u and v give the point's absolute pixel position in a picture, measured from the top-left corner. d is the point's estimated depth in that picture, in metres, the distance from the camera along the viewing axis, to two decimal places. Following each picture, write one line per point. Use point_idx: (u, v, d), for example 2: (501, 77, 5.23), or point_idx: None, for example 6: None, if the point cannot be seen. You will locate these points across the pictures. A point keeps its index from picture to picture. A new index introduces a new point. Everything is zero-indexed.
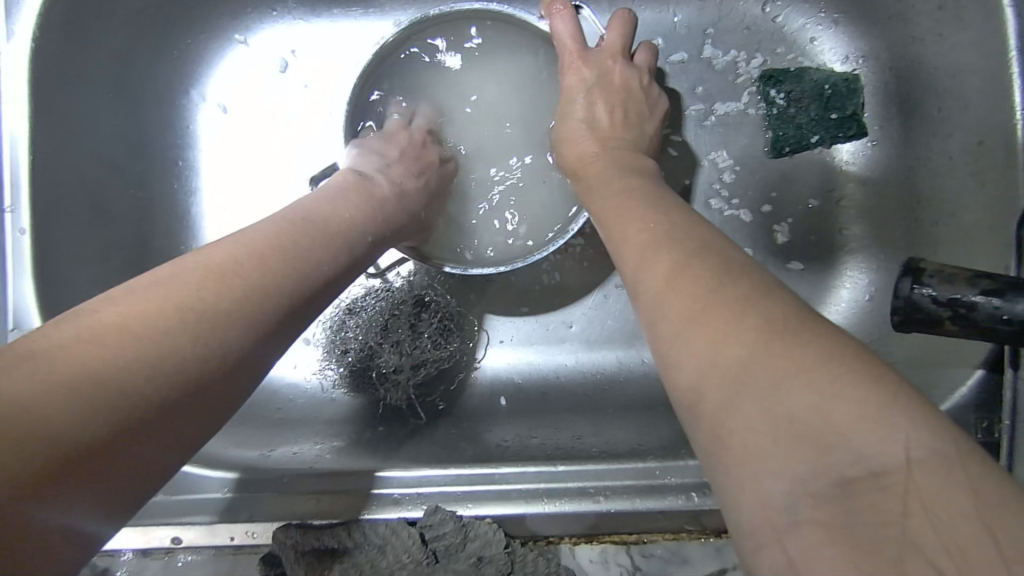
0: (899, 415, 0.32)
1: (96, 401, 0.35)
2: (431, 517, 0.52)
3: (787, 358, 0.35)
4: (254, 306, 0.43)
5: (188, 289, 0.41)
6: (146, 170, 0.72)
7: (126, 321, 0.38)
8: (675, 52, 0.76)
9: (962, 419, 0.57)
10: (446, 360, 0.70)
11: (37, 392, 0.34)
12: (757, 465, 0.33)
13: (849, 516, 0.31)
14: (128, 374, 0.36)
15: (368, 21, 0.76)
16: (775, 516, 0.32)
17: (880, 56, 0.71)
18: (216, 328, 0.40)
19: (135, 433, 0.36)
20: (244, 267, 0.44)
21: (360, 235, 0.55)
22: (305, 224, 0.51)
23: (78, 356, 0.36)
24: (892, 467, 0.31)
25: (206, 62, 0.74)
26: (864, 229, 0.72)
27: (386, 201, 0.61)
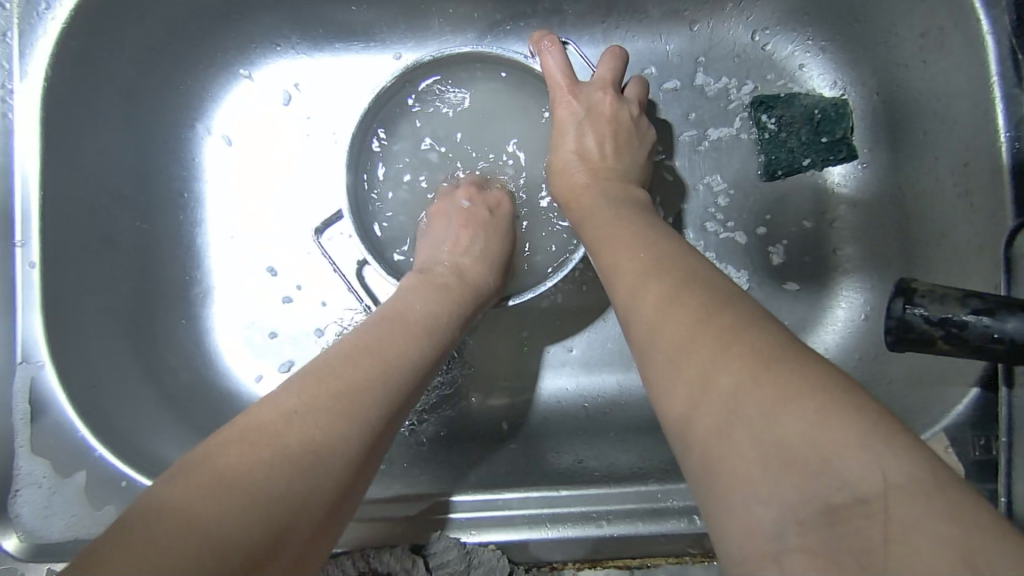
0: (880, 441, 0.33)
1: (237, 523, 0.34)
2: (436, 544, 0.52)
3: (767, 383, 0.36)
4: (360, 410, 0.42)
5: (301, 404, 0.41)
6: (152, 201, 0.73)
7: (252, 445, 0.38)
8: (667, 80, 0.78)
9: (958, 438, 0.57)
10: (447, 385, 0.71)
11: (184, 531, 0.33)
12: (746, 491, 0.34)
13: (836, 542, 0.31)
14: (261, 497, 0.36)
15: (369, 55, 0.78)
16: (764, 544, 0.33)
17: (868, 81, 0.73)
18: (332, 437, 0.40)
19: (274, 554, 0.35)
20: (343, 371, 0.44)
21: (437, 322, 0.55)
22: (391, 322, 0.51)
23: (210, 489, 0.35)
24: (876, 494, 0.32)
25: (212, 96, 0.76)
26: (857, 250, 0.73)
27: (453, 281, 0.62)
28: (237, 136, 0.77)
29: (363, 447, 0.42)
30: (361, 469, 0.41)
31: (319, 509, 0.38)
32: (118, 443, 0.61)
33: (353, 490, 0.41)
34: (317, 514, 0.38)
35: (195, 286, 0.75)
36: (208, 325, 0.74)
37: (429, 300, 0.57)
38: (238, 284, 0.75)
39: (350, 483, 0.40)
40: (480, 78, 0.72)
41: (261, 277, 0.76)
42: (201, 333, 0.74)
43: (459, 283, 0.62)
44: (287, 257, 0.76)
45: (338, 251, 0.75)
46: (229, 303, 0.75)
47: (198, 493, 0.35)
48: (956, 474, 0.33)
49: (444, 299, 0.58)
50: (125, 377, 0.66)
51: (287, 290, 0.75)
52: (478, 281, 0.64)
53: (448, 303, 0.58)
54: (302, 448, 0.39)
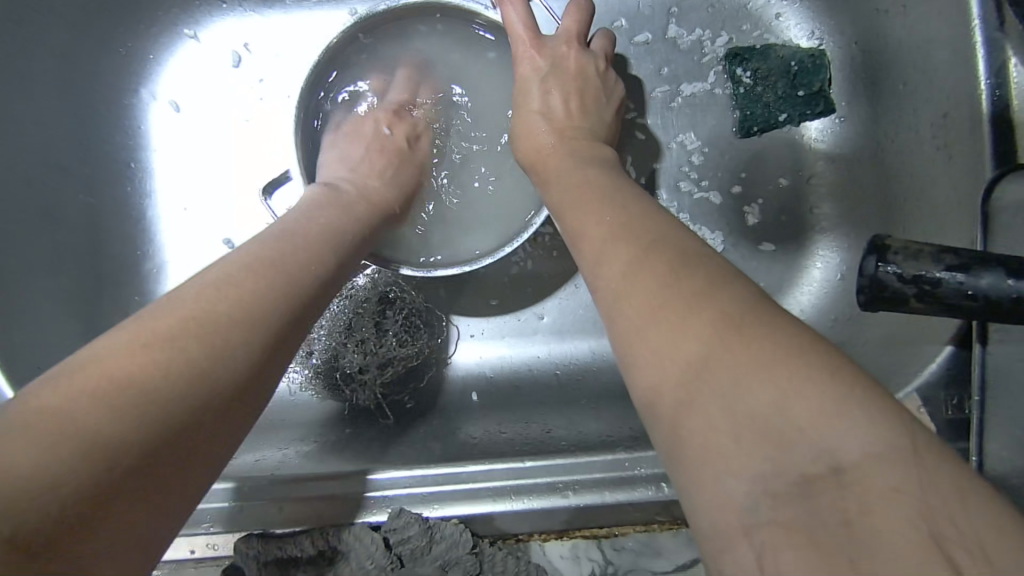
0: (859, 409, 0.31)
1: (125, 426, 0.33)
2: (396, 520, 0.50)
3: (736, 351, 0.34)
4: (247, 325, 0.40)
5: (176, 318, 0.38)
6: (97, 172, 0.70)
7: (115, 360, 0.35)
8: (639, 33, 0.74)
9: (930, 397, 0.57)
10: (414, 356, 0.68)
11: (32, 454, 0.31)
12: (717, 464, 0.32)
13: (811, 514, 0.29)
14: (127, 416, 0.33)
15: (322, 11, 0.73)
16: (736, 518, 0.31)
17: (846, 30, 0.69)
18: (211, 352, 0.38)
19: (144, 472, 0.33)
20: (229, 287, 0.42)
21: (347, 238, 0.54)
22: (296, 233, 0.50)
23: (65, 405, 0.33)
24: (853, 463, 0.30)
25: (155, 59, 0.72)
26: (836, 208, 0.71)
27: (361, 204, 0.60)
28: (185, 101, 0.73)
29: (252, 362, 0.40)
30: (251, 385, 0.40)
31: (201, 425, 0.36)
32: None
33: (242, 404, 0.39)
34: (199, 431, 0.36)
35: (147, 261, 0.71)
36: (165, 297, 0.71)
37: (341, 216, 0.56)
38: (193, 256, 0.72)
39: (249, 392, 0.39)
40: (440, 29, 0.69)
41: (217, 250, 0.72)
42: None
43: (369, 209, 0.61)
44: (245, 229, 0.73)
45: None
46: (184, 276, 0.72)
47: (48, 413, 0.32)
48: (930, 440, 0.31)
49: (354, 214, 0.58)
50: None
51: None
52: (387, 206, 0.63)
53: (356, 217, 0.58)
54: (177, 361, 0.36)
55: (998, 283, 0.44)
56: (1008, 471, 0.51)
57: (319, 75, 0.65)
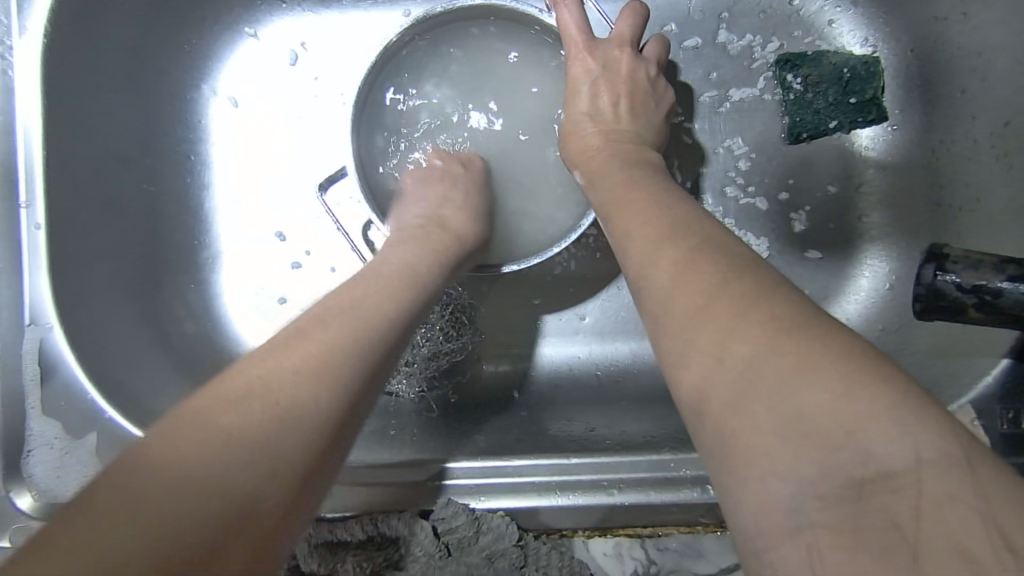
0: (909, 413, 0.31)
1: (197, 498, 0.33)
2: (443, 509, 0.51)
3: (787, 352, 0.34)
4: (338, 361, 0.41)
5: (272, 359, 0.40)
6: (158, 163, 0.72)
7: (223, 402, 0.37)
8: (688, 38, 0.74)
9: (985, 410, 0.55)
10: (459, 351, 0.70)
11: (148, 494, 0.32)
12: (762, 464, 0.32)
13: (857, 518, 0.30)
14: (231, 457, 0.34)
15: (376, 12, 0.75)
16: (781, 519, 0.31)
17: (902, 37, 0.69)
18: (306, 394, 0.38)
19: (246, 511, 0.34)
20: (308, 336, 0.41)
21: (419, 277, 0.53)
22: (369, 278, 0.49)
23: (178, 446, 0.34)
24: (902, 470, 0.30)
25: (216, 55, 0.74)
26: (884, 217, 0.70)
27: (435, 233, 0.60)
28: (243, 97, 0.76)
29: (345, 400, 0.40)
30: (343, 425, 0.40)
31: (299, 464, 0.37)
32: (127, 404, 0.61)
33: (328, 457, 0.39)
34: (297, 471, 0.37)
35: (203, 250, 0.74)
36: (218, 290, 0.74)
37: (411, 256, 0.55)
38: (245, 248, 0.74)
39: (321, 455, 0.38)
40: (495, 31, 0.69)
41: (268, 242, 0.75)
42: (210, 298, 0.73)
43: (441, 237, 0.60)
44: (295, 222, 0.75)
45: (346, 216, 0.74)
46: (236, 267, 0.74)
47: (164, 453, 0.34)
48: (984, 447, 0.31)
49: (427, 253, 0.56)
50: (134, 341, 0.66)
51: (295, 255, 0.74)
52: (458, 230, 0.62)
53: (430, 257, 0.56)
54: (276, 401, 0.37)
55: None
56: None
57: (375, 75, 0.67)
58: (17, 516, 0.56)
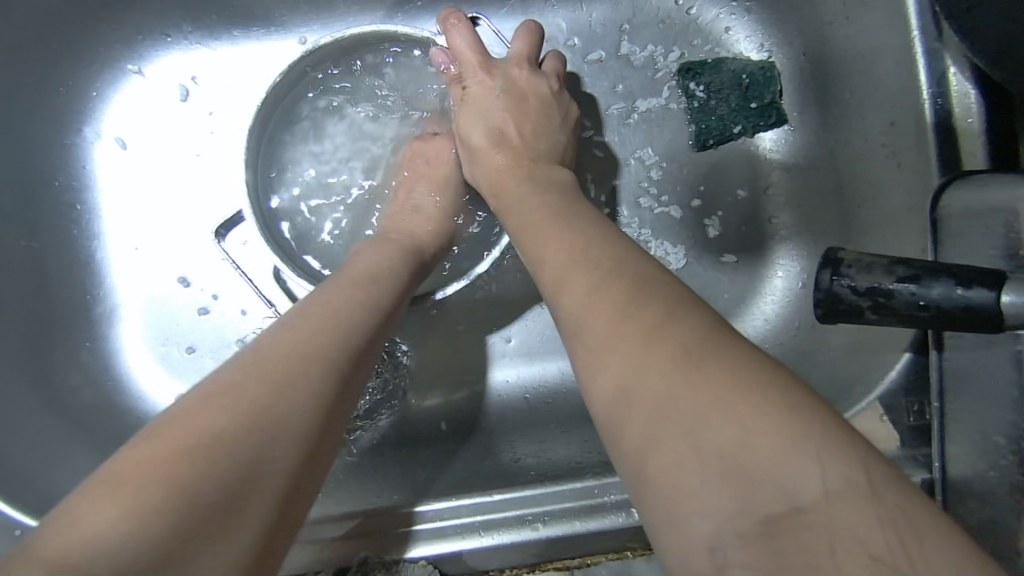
0: (817, 444, 0.31)
1: (196, 477, 0.33)
2: (361, 567, 0.49)
3: (695, 388, 0.33)
4: (325, 353, 0.42)
5: (260, 354, 0.40)
6: (40, 217, 0.67)
7: (221, 387, 0.38)
8: (592, 51, 0.74)
9: (893, 406, 0.58)
10: (378, 390, 0.66)
11: (151, 480, 0.32)
12: (682, 501, 0.32)
13: (778, 554, 0.29)
14: (228, 445, 0.34)
15: (270, 40, 0.72)
16: (703, 561, 0.30)
17: (794, 41, 0.70)
18: (298, 380, 0.39)
19: (250, 500, 0.34)
20: (288, 332, 0.42)
21: (393, 273, 0.54)
22: (342, 278, 0.50)
23: (174, 439, 0.34)
24: (814, 501, 0.29)
25: (99, 95, 0.70)
26: (793, 217, 0.71)
27: (408, 236, 0.60)
28: (132, 138, 0.71)
29: (336, 386, 0.41)
30: (336, 412, 0.41)
31: (306, 434, 0.38)
32: (12, 484, 0.56)
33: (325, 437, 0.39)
34: (299, 451, 0.37)
35: (99, 304, 0.69)
36: (118, 346, 0.69)
37: (384, 254, 0.55)
38: (147, 299, 0.70)
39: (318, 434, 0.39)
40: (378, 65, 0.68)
41: (172, 289, 0.70)
42: (110, 355, 0.69)
43: (415, 241, 0.60)
44: (200, 266, 0.71)
45: (251, 257, 0.70)
46: (139, 319, 0.70)
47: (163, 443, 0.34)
48: (881, 464, 0.31)
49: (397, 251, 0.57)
50: (20, 412, 0.61)
51: (202, 301, 0.70)
52: (426, 230, 0.62)
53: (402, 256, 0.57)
54: (270, 389, 0.38)
55: (949, 293, 0.44)
56: (971, 476, 0.51)
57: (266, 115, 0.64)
58: None
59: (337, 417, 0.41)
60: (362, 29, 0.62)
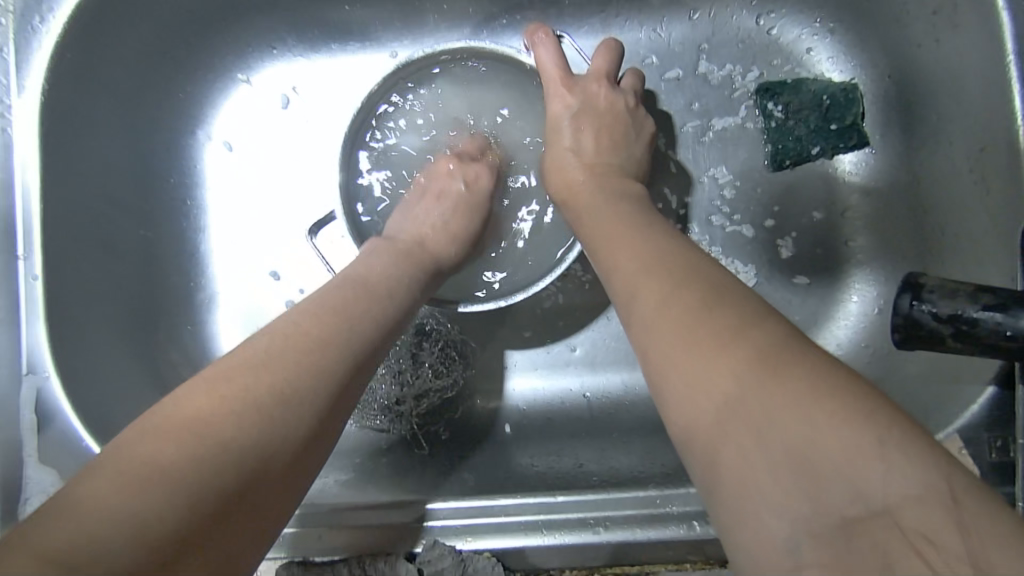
0: (897, 450, 0.31)
1: (210, 463, 0.36)
2: (430, 551, 0.51)
3: (773, 393, 0.34)
4: (330, 363, 0.44)
5: (257, 364, 0.42)
6: (156, 208, 0.74)
7: (243, 373, 0.41)
8: (670, 69, 0.75)
9: (974, 439, 0.54)
10: (449, 388, 0.70)
11: (165, 455, 0.36)
12: (755, 503, 0.33)
13: (851, 557, 0.30)
14: (238, 432, 0.38)
15: (366, 55, 0.77)
16: (778, 559, 0.31)
17: (879, 63, 0.70)
18: (302, 387, 0.42)
19: (254, 487, 0.38)
20: (305, 331, 0.45)
21: (403, 284, 0.56)
22: (355, 281, 0.52)
23: (163, 448, 0.36)
24: (891, 506, 0.30)
25: (210, 101, 0.77)
26: (870, 241, 0.70)
27: (419, 248, 0.62)
28: (237, 140, 0.78)
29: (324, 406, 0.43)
30: (329, 419, 0.43)
31: (306, 428, 0.41)
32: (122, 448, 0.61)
33: (323, 434, 0.43)
34: (275, 472, 0.39)
35: (200, 292, 0.76)
36: (215, 330, 0.75)
37: (395, 263, 0.57)
38: (241, 288, 0.76)
39: (318, 429, 0.42)
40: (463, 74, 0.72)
41: (264, 281, 0.76)
42: (208, 338, 0.75)
43: (427, 251, 0.62)
44: (290, 261, 0.76)
45: (337, 256, 0.75)
46: (233, 307, 0.76)
47: (179, 421, 0.38)
48: (966, 478, 0.31)
49: (407, 261, 0.59)
50: (131, 384, 0.67)
51: (290, 293, 0.76)
52: (438, 241, 0.65)
53: (410, 265, 0.59)
54: (260, 407, 0.39)
55: None
56: None
57: (360, 123, 0.69)
58: None
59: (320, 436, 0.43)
60: (452, 46, 0.67)
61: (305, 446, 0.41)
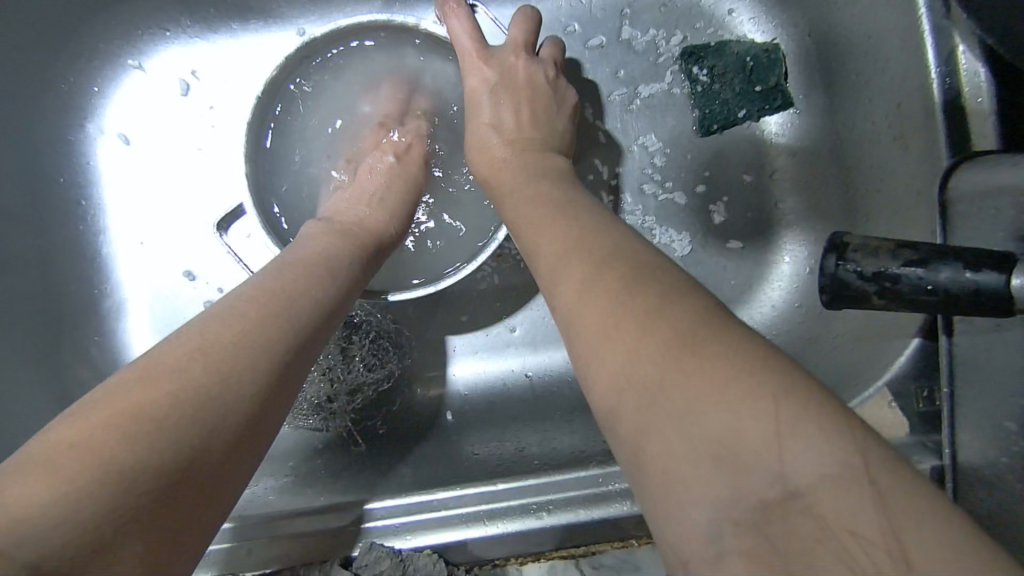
0: (811, 425, 0.30)
1: (140, 453, 0.32)
2: (366, 555, 0.49)
3: (689, 374, 0.33)
4: (271, 346, 0.41)
5: (189, 347, 0.38)
6: (46, 212, 0.67)
7: (175, 357, 0.37)
8: (593, 37, 0.73)
9: (902, 391, 0.57)
10: (385, 380, 0.67)
11: (85, 449, 0.31)
12: (678, 491, 0.31)
13: (772, 543, 0.29)
14: (169, 420, 0.34)
15: (271, 33, 0.72)
16: (700, 547, 0.30)
17: (799, 22, 0.69)
18: (242, 369, 0.38)
19: (195, 477, 0.33)
20: (240, 314, 0.41)
21: (343, 265, 0.52)
22: (296, 263, 0.49)
23: (86, 441, 0.32)
24: (809, 486, 0.29)
25: (100, 91, 0.70)
26: (799, 202, 0.70)
27: (360, 226, 0.58)
28: (134, 133, 0.71)
29: (270, 378, 0.39)
30: (274, 402, 0.39)
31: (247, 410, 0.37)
32: None
33: (269, 417, 0.39)
34: (217, 459, 0.35)
35: (105, 299, 0.70)
36: (126, 339, 0.70)
37: (329, 243, 0.53)
38: (152, 291, 0.71)
39: (262, 411, 0.38)
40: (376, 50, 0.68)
41: (177, 283, 0.71)
42: (118, 349, 0.69)
43: (370, 229, 0.58)
44: (204, 260, 0.71)
45: (252, 251, 0.70)
46: (143, 312, 0.70)
47: (103, 412, 0.34)
48: (881, 448, 0.30)
49: (344, 241, 0.55)
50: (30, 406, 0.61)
51: (207, 294, 0.71)
52: (383, 211, 0.61)
53: (348, 245, 0.54)
54: (197, 388, 0.36)
55: (957, 277, 0.44)
56: (980, 462, 0.51)
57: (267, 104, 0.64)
58: None
59: (270, 409, 0.39)
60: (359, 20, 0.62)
61: (250, 429, 0.37)
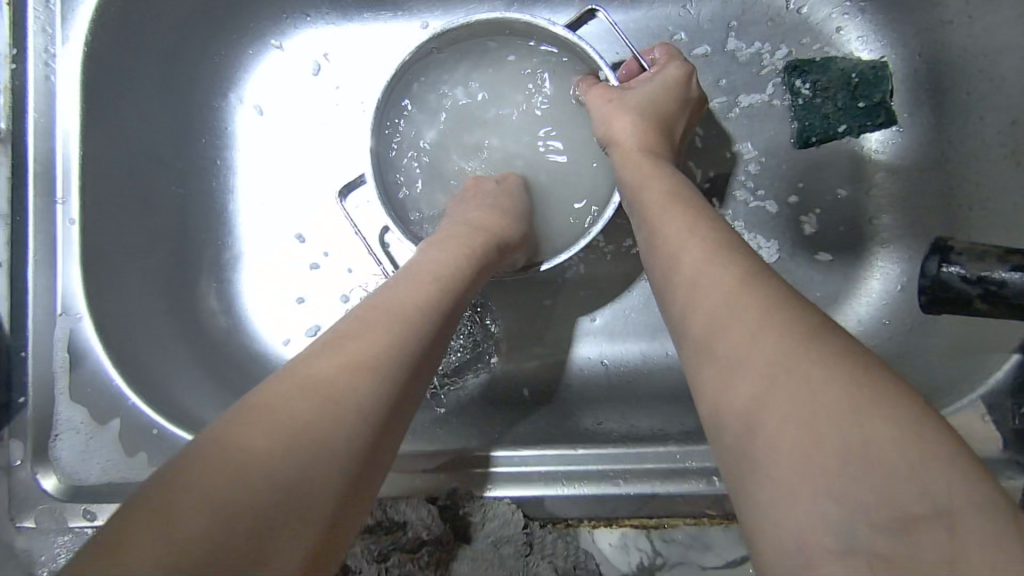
0: (947, 455, 0.31)
1: (249, 502, 0.33)
2: (458, 497, 0.54)
3: (829, 385, 0.34)
4: (376, 374, 0.41)
5: (313, 399, 0.37)
6: (189, 167, 0.75)
7: (286, 392, 0.38)
8: (698, 46, 0.75)
9: (996, 405, 0.56)
10: (470, 349, 0.71)
11: (197, 496, 0.32)
12: (799, 485, 0.32)
13: (909, 553, 0.30)
14: (278, 466, 0.34)
15: (397, 24, 0.78)
16: (825, 544, 0.31)
17: (910, 42, 0.70)
18: (352, 406, 0.38)
19: (300, 528, 0.34)
20: (350, 336, 0.42)
21: (457, 281, 0.52)
22: (404, 278, 0.50)
23: (195, 491, 0.32)
24: (949, 508, 0.30)
25: (244, 65, 0.78)
26: (896, 219, 0.70)
27: (470, 240, 0.58)
28: (267, 105, 0.79)
29: (372, 436, 0.39)
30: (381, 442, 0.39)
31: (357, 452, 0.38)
32: (151, 391, 0.65)
33: (376, 461, 0.39)
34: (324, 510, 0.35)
35: (226, 250, 0.77)
36: (239, 289, 0.76)
37: (443, 255, 0.55)
38: (266, 249, 0.77)
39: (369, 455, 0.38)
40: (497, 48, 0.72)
41: (289, 244, 0.77)
42: (232, 297, 0.76)
43: (479, 242, 0.59)
44: (315, 226, 0.77)
45: (363, 220, 0.76)
46: (257, 267, 0.77)
47: (219, 454, 0.34)
48: (977, 466, 0.32)
49: (460, 252, 0.56)
50: (157, 332, 0.69)
51: (315, 257, 0.77)
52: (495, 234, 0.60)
53: (463, 257, 0.56)
54: (298, 432, 0.36)
55: None
56: None
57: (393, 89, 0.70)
58: (41, 496, 0.60)
59: (365, 483, 0.38)
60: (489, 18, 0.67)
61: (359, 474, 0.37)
